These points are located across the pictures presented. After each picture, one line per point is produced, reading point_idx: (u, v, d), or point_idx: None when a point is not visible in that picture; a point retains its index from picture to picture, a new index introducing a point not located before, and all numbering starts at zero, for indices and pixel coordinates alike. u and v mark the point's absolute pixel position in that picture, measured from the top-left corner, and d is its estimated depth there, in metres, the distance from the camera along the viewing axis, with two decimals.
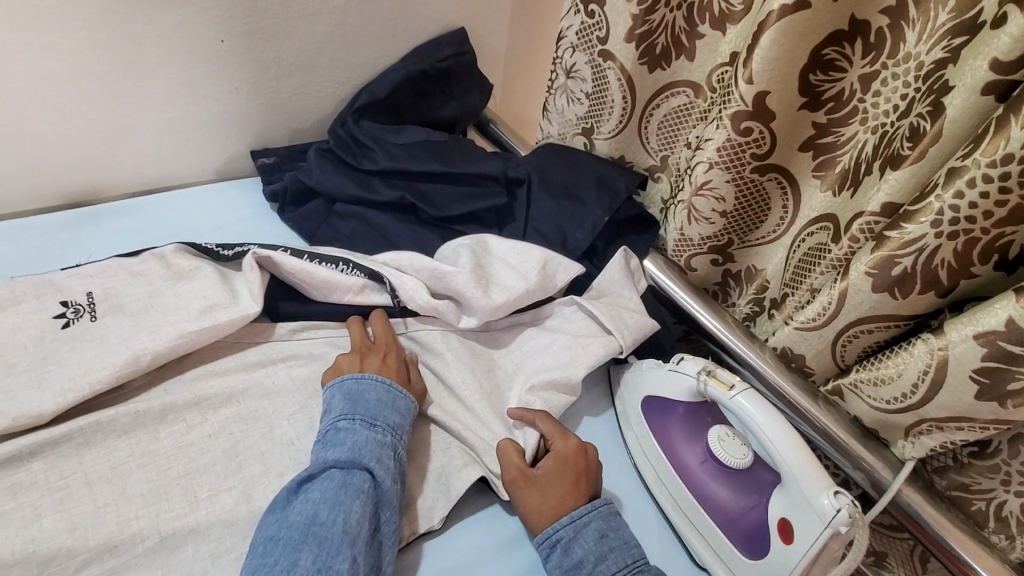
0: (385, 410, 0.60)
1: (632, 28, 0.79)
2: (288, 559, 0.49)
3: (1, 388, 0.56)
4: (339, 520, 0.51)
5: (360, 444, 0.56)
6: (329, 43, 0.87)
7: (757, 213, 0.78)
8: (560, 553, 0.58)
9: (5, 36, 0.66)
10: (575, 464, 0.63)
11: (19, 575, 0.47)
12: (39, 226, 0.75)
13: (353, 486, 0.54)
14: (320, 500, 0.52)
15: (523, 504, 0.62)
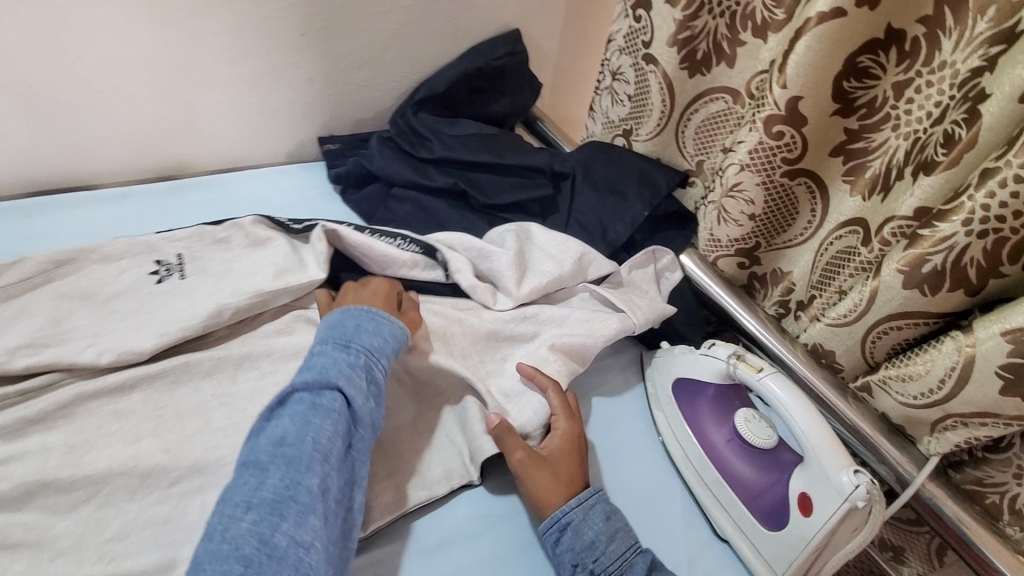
0: (362, 333, 0.62)
1: (675, 34, 0.84)
2: (258, 478, 0.51)
3: (107, 329, 0.64)
4: (308, 439, 0.53)
5: (331, 365, 0.58)
6: (396, 40, 0.94)
7: (785, 215, 0.81)
8: (571, 534, 0.61)
9: (126, 24, 0.75)
10: (577, 442, 0.68)
11: (123, 484, 0.54)
12: (137, 194, 0.85)
13: (322, 407, 0.55)
14: (289, 423, 0.54)
15: (535, 490, 0.63)
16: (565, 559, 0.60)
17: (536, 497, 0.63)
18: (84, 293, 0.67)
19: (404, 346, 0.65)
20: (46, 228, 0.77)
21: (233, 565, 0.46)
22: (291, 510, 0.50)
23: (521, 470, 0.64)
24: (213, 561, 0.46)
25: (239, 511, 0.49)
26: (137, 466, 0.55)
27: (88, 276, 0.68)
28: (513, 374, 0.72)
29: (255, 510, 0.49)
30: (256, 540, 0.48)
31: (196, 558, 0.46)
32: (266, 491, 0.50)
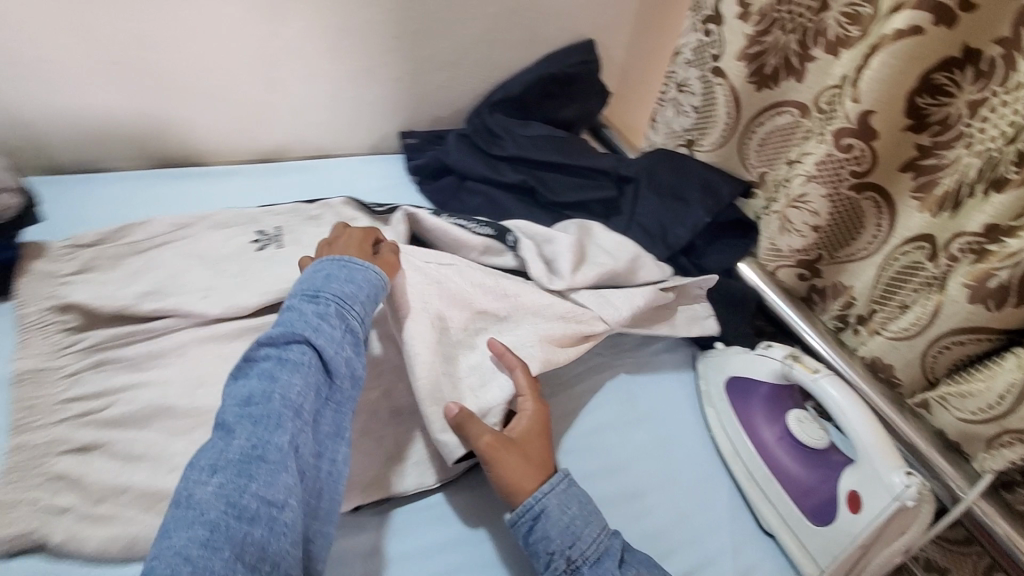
0: (332, 283, 0.61)
1: (745, 48, 0.88)
2: (223, 441, 0.49)
3: (210, 284, 0.71)
4: (276, 395, 0.51)
5: (298, 318, 0.57)
6: (478, 45, 1.01)
7: (850, 229, 0.82)
8: (546, 522, 0.58)
9: (252, 21, 0.84)
10: (544, 426, 0.67)
11: None
12: (241, 172, 0.94)
13: (289, 361, 0.54)
14: (256, 382, 0.53)
15: (504, 475, 0.61)
16: (541, 548, 0.57)
17: (505, 482, 0.61)
18: (200, 253, 0.75)
19: (382, 292, 0.65)
20: (160, 194, 0.86)
21: (198, 530, 0.44)
22: (260, 470, 0.47)
23: (488, 453, 0.61)
24: (179, 528, 0.44)
25: (205, 475, 0.47)
26: None
27: (202, 239, 0.77)
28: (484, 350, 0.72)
29: (222, 473, 0.47)
30: (222, 504, 0.45)
31: (164, 526, 0.44)
32: (232, 453, 0.48)
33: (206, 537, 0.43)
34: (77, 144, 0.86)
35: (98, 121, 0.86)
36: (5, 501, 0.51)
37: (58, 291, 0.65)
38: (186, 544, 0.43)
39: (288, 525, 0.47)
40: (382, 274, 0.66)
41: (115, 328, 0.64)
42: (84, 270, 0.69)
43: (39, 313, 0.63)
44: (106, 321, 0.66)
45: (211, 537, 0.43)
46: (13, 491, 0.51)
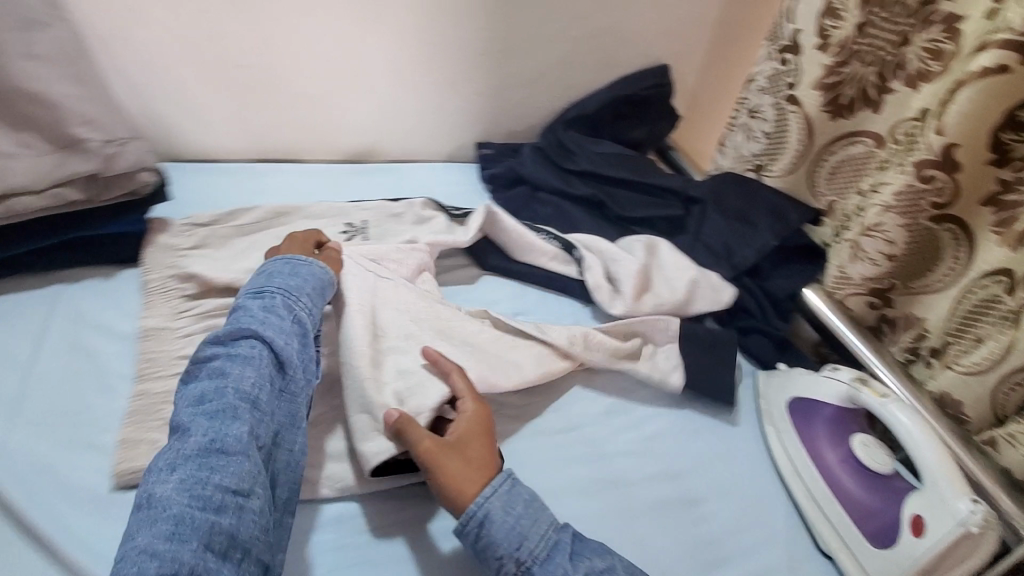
0: (276, 282, 0.65)
1: (821, 78, 0.89)
2: (179, 440, 0.51)
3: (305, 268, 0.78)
4: (229, 388, 0.54)
5: (245, 317, 0.60)
6: (557, 65, 1.07)
7: (925, 260, 0.82)
8: (490, 526, 0.55)
9: (357, 33, 0.92)
10: (486, 427, 0.63)
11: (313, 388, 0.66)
12: (331, 171, 1.02)
13: (238, 356, 0.56)
14: (206, 381, 0.55)
15: (442, 475, 0.57)
16: (490, 555, 0.55)
17: (445, 483, 0.57)
18: None
19: (329, 287, 0.70)
20: (261, 186, 0.94)
21: (163, 525, 0.45)
22: (221, 461, 0.49)
23: (425, 453, 0.58)
24: (144, 526, 0.46)
25: (165, 473, 0.48)
26: None
27: (299, 227, 0.84)
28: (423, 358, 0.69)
29: (180, 469, 0.48)
30: (186, 498, 0.47)
31: (128, 528, 0.46)
32: (189, 448, 0.50)
33: (173, 529, 0.45)
34: (193, 139, 0.96)
35: (213, 119, 0.95)
36: (131, 439, 0.58)
37: (177, 262, 0.73)
38: (152, 540, 0.45)
39: (254, 511, 0.49)
40: (327, 269, 0.71)
41: (223, 299, 0.71)
42: (199, 246, 0.77)
43: (161, 280, 0.71)
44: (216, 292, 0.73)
45: (178, 528, 0.45)
46: (136, 431, 0.58)
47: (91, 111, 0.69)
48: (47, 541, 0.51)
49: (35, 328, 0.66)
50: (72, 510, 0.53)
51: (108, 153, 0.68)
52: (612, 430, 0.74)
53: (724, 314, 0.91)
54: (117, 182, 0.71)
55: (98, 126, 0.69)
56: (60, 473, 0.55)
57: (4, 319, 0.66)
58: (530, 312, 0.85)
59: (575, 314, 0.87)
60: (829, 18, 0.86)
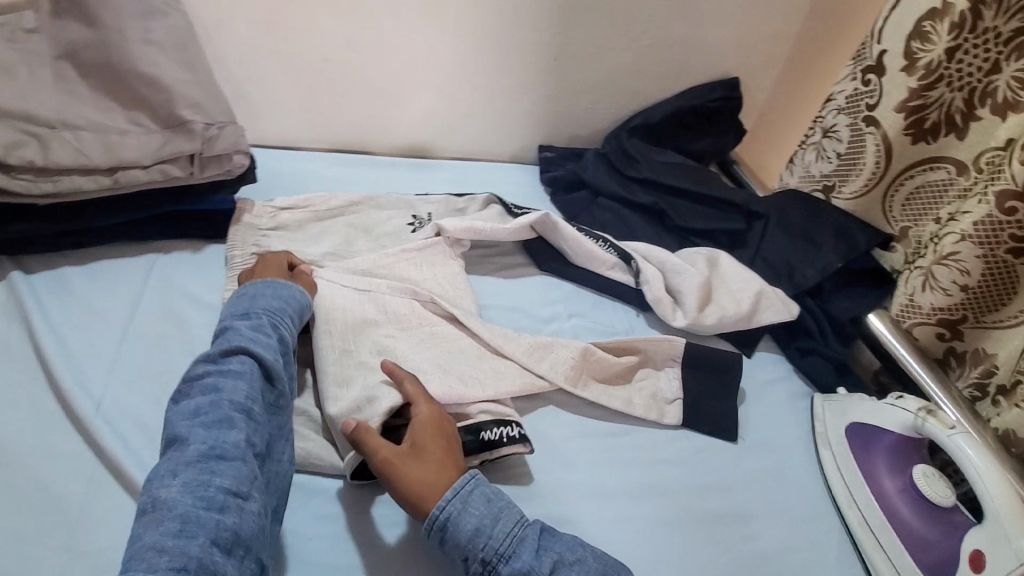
0: (261, 303, 0.64)
1: (906, 100, 0.84)
2: (179, 447, 0.51)
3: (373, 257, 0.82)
4: (224, 399, 0.53)
5: (234, 333, 0.59)
6: (626, 74, 1.08)
7: (1000, 294, 0.78)
8: (452, 531, 0.54)
9: (437, 35, 0.95)
10: (442, 426, 0.61)
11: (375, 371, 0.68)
12: (398, 163, 1.05)
13: (233, 370, 0.56)
14: (200, 393, 0.54)
15: (401, 483, 0.56)
16: (456, 556, 0.54)
17: (405, 490, 0.56)
18: (366, 227, 0.86)
19: (306, 310, 0.69)
20: (333, 175, 0.99)
21: (169, 524, 0.46)
22: (221, 465, 0.50)
23: (383, 461, 0.57)
24: (150, 528, 0.46)
25: (166, 478, 0.48)
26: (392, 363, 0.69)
27: (369, 216, 0.87)
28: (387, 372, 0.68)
29: (183, 473, 0.49)
30: (190, 499, 0.47)
31: (134, 531, 0.46)
32: (189, 455, 0.50)
33: (179, 528, 0.46)
34: (276, 127, 1.02)
35: (296, 109, 1.00)
36: None
37: (259, 241, 0.78)
38: (159, 538, 0.45)
39: (254, 511, 0.50)
40: (306, 291, 0.71)
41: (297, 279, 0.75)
42: (278, 227, 0.81)
43: (244, 257, 0.76)
44: None
45: (185, 528, 0.46)
46: None
47: (196, 96, 0.74)
48: (136, 489, 0.55)
49: (132, 292, 0.72)
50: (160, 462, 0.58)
51: (210, 135, 0.73)
52: (663, 438, 0.74)
53: (781, 333, 0.89)
54: (212, 163, 0.75)
55: (201, 110, 0.74)
56: (149, 427, 0.60)
57: (105, 282, 0.72)
58: (585, 315, 0.86)
59: (630, 321, 0.87)
60: (916, 40, 0.82)
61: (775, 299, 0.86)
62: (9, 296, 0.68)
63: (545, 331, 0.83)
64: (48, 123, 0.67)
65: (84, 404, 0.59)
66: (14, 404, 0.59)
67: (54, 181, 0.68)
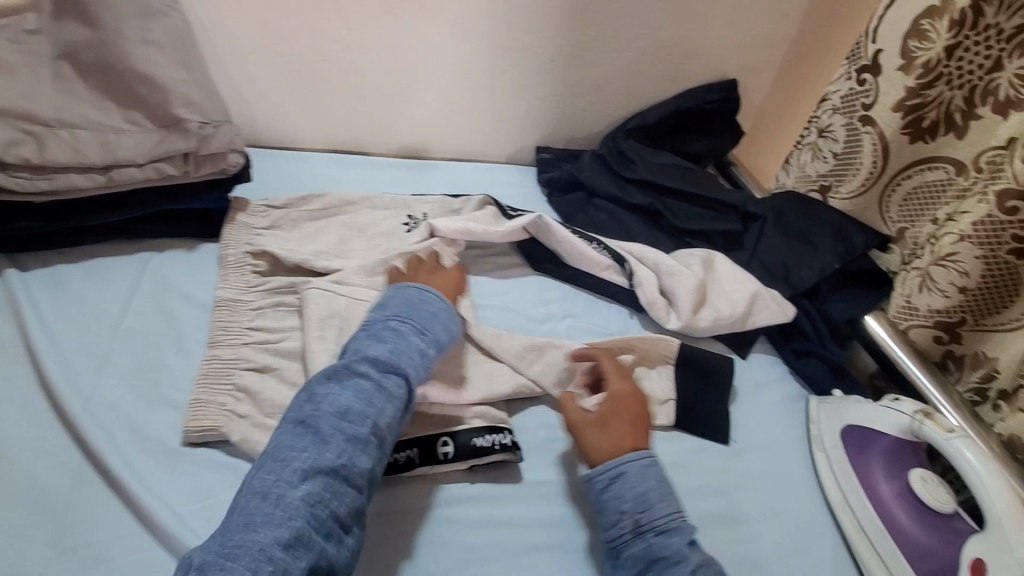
0: (436, 323, 0.67)
1: (903, 100, 0.84)
2: (316, 449, 0.53)
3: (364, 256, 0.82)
4: (369, 419, 0.56)
5: (400, 350, 0.62)
6: (622, 75, 1.08)
7: (1002, 296, 0.76)
8: (617, 485, 0.61)
9: (435, 38, 0.96)
10: (630, 405, 0.68)
11: None
12: (394, 164, 1.06)
13: (386, 390, 0.58)
14: (352, 397, 0.56)
15: (587, 442, 0.65)
16: (613, 507, 0.60)
17: (589, 450, 0.65)
18: (360, 227, 0.86)
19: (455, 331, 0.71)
20: (330, 175, 0.99)
21: (282, 532, 0.48)
22: (342, 489, 0.52)
23: (578, 425, 0.66)
24: (266, 525, 0.48)
25: (295, 480, 0.51)
26: None
27: (364, 216, 0.88)
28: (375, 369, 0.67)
29: (311, 480, 0.51)
30: (308, 513, 0.49)
31: (252, 519, 0.48)
32: (321, 465, 0.52)
33: (289, 541, 0.47)
34: (273, 127, 1.02)
35: (292, 109, 1.00)
36: (200, 399, 0.61)
37: (253, 240, 0.78)
38: (270, 542, 0.47)
39: (350, 545, 0.51)
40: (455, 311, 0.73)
41: (290, 278, 0.76)
42: (271, 227, 0.82)
43: (237, 255, 0.76)
44: (285, 270, 0.78)
45: (294, 542, 0.47)
46: (206, 393, 0.62)
47: (192, 95, 0.75)
48: (121, 486, 0.55)
49: (126, 290, 0.72)
50: (147, 460, 0.58)
51: (205, 133, 0.75)
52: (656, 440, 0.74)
53: (777, 335, 0.89)
54: (207, 161, 0.77)
55: (197, 108, 0.75)
56: (138, 425, 0.60)
57: (98, 280, 0.73)
58: (579, 316, 0.86)
59: (624, 322, 0.87)
60: (914, 39, 0.81)
61: (770, 301, 0.86)
62: (3, 293, 0.69)
63: (539, 331, 0.82)
64: (44, 120, 0.67)
65: (72, 401, 0.59)
66: (4, 401, 0.60)
67: (50, 179, 0.68)
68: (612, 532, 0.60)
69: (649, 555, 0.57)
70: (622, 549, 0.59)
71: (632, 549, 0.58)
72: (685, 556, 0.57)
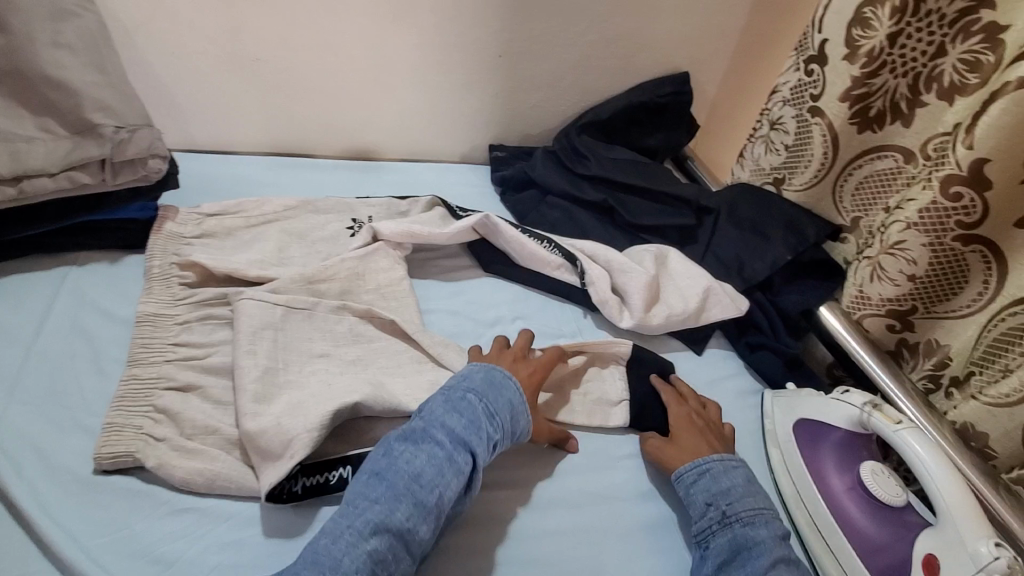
0: (511, 411, 0.62)
1: (849, 89, 0.83)
2: (389, 503, 0.53)
3: (302, 263, 0.79)
4: (437, 489, 0.54)
5: (477, 426, 0.59)
6: (574, 69, 1.05)
7: (951, 283, 0.75)
8: (707, 480, 0.64)
9: (383, 36, 0.93)
10: (691, 417, 0.71)
11: (298, 381, 0.65)
12: (340, 166, 1.02)
13: (457, 464, 0.56)
14: (427, 462, 0.56)
15: (663, 455, 0.68)
16: (699, 499, 0.63)
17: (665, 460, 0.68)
18: (299, 232, 0.82)
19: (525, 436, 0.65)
20: (272, 179, 0.95)
21: None
22: (401, 554, 0.51)
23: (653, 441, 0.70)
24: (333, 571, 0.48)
25: (363, 533, 0.51)
26: (320, 374, 0.66)
27: (305, 221, 0.84)
28: (309, 381, 0.65)
29: (379, 536, 0.51)
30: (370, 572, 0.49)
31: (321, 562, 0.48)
32: (392, 523, 0.52)
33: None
34: (212, 130, 0.98)
35: (230, 111, 0.97)
36: (115, 424, 0.58)
37: (181, 250, 0.75)
38: None
39: None
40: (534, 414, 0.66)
41: (221, 289, 0.72)
42: (203, 235, 0.78)
43: (163, 267, 0.73)
44: (217, 281, 0.74)
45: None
46: (121, 417, 0.59)
47: (107, 99, 0.70)
48: (28, 521, 0.52)
49: (42, 309, 0.68)
50: (57, 492, 0.54)
51: (119, 139, 0.70)
52: (608, 442, 0.73)
53: (731, 329, 0.88)
54: (126, 169, 0.72)
55: (113, 112, 0.71)
56: (48, 453, 0.57)
57: (9, 298, 0.68)
58: (530, 317, 0.84)
59: (578, 322, 0.85)
60: (858, 27, 0.80)
61: (723, 294, 0.85)
62: None
63: (488, 335, 0.80)
64: None
65: None
66: None
67: None
68: (699, 524, 0.62)
69: (735, 544, 0.59)
70: (709, 539, 0.61)
71: (719, 538, 0.60)
72: (768, 549, 0.59)
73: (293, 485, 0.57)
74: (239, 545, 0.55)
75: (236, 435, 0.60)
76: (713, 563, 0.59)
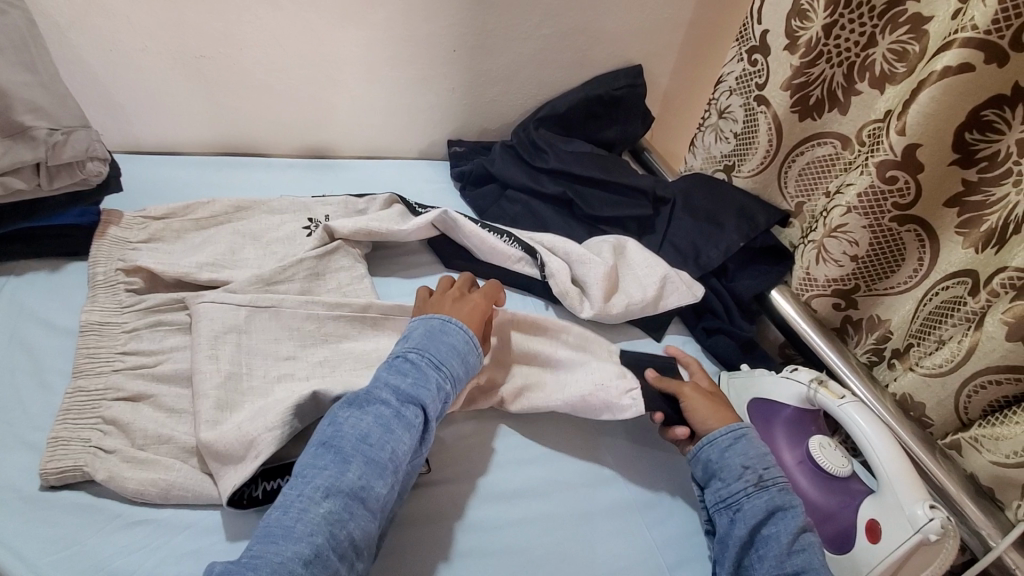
0: (455, 358, 0.63)
1: (790, 78, 0.86)
2: (338, 467, 0.53)
3: (256, 265, 0.77)
4: (388, 446, 0.55)
5: (423, 380, 0.60)
6: (529, 63, 1.06)
7: (889, 261, 0.79)
8: (745, 444, 0.65)
9: (334, 31, 0.91)
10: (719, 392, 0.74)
11: (256, 385, 0.64)
12: (296, 165, 1.00)
13: (406, 418, 0.57)
14: (373, 423, 0.56)
15: (697, 411, 0.69)
16: (735, 463, 0.64)
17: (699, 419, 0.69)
18: (254, 233, 0.80)
19: (475, 369, 0.66)
20: (228, 177, 0.94)
21: (303, 546, 0.48)
22: (359, 511, 0.51)
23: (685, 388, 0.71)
24: (288, 538, 0.48)
25: (316, 499, 0.51)
26: (280, 378, 0.65)
27: (259, 221, 0.82)
28: (268, 386, 0.64)
29: (332, 499, 0.51)
30: (326, 531, 0.49)
31: (273, 532, 0.48)
32: (344, 484, 0.52)
33: (309, 558, 0.47)
34: (157, 129, 0.95)
35: (176, 110, 0.94)
36: (61, 437, 0.56)
37: (127, 255, 0.72)
38: (289, 559, 0.47)
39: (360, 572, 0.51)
40: (480, 350, 0.67)
41: (172, 294, 0.70)
42: (152, 239, 0.76)
43: (108, 274, 0.70)
44: (167, 286, 0.72)
45: (312, 560, 0.47)
46: (68, 429, 0.57)
47: (39, 99, 0.66)
48: None
49: None
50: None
51: (54, 142, 0.66)
52: (572, 431, 0.73)
53: (690, 316, 0.91)
54: (62, 173, 0.69)
55: (46, 114, 0.67)
56: None
57: None
58: None
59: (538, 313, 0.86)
60: (797, 19, 0.83)
61: (681, 282, 0.88)
62: None
63: None
64: None
65: None
66: None
67: None
68: (733, 486, 0.63)
69: (772, 506, 0.61)
70: (742, 502, 0.62)
71: (755, 500, 0.62)
72: (801, 512, 0.61)
73: (253, 490, 0.57)
74: (197, 555, 0.53)
75: (192, 442, 0.58)
76: (747, 524, 0.61)
